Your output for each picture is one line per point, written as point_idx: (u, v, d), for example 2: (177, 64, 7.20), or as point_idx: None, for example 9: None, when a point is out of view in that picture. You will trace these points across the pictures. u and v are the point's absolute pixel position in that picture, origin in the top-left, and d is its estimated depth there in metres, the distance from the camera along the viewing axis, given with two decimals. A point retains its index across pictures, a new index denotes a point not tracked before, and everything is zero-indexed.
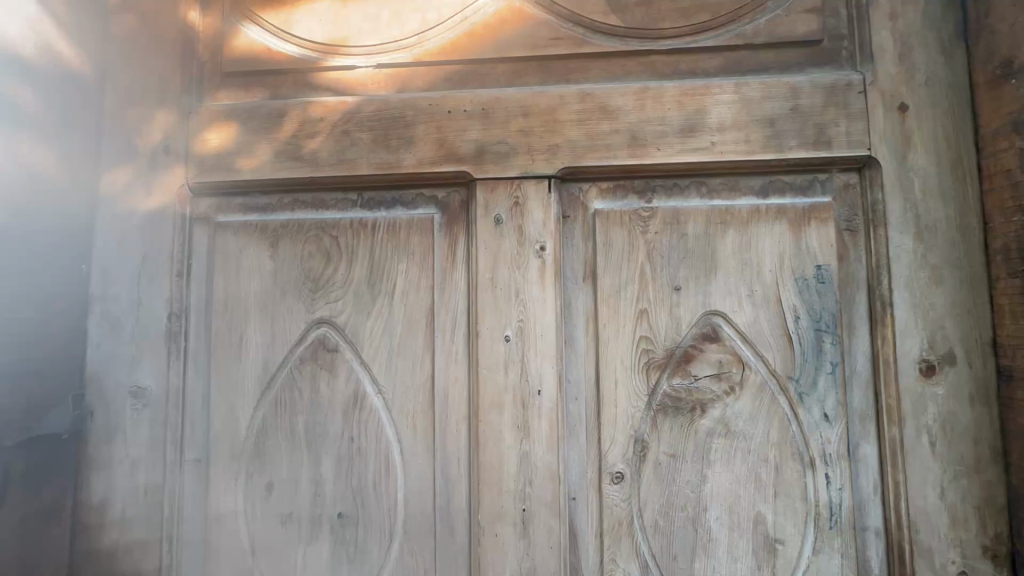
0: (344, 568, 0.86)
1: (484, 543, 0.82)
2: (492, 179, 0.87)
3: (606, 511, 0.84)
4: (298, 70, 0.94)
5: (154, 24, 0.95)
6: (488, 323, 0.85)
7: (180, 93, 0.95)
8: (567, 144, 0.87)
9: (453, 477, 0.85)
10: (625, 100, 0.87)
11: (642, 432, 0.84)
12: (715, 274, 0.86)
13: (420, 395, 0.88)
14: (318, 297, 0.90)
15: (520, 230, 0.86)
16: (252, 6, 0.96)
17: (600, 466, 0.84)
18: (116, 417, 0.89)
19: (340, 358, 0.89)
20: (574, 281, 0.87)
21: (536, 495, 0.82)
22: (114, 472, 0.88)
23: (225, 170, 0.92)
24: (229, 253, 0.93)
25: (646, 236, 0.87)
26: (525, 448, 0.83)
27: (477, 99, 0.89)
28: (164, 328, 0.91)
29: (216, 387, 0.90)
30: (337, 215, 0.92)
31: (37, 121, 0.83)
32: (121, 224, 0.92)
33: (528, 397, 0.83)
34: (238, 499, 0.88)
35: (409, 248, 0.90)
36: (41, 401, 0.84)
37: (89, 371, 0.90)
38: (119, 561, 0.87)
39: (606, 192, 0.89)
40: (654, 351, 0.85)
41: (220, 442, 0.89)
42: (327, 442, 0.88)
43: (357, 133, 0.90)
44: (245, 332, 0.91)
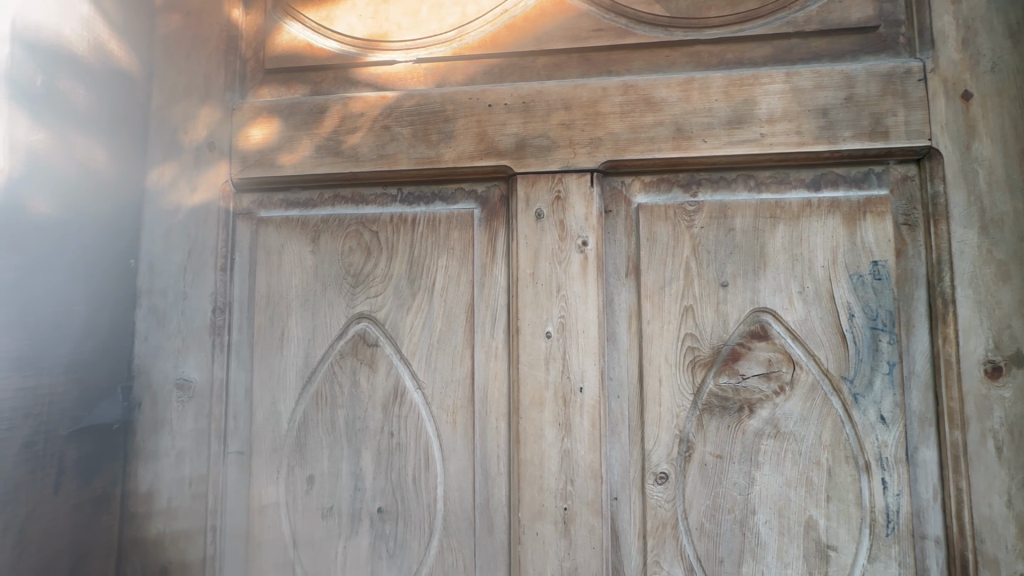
0: (383, 563, 0.86)
1: (525, 541, 0.81)
2: (533, 173, 0.86)
3: (649, 511, 0.82)
4: (339, 66, 0.94)
5: (199, 23, 0.97)
6: (529, 319, 0.84)
7: (224, 90, 0.96)
8: (610, 137, 0.85)
9: (493, 474, 0.85)
10: (670, 91, 0.85)
11: (687, 431, 0.82)
12: (763, 270, 0.83)
13: (460, 390, 0.87)
14: (359, 292, 0.91)
15: (561, 225, 0.85)
16: (294, 3, 0.97)
17: (644, 465, 0.82)
18: (162, 408, 0.91)
19: (379, 353, 0.89)
20: (616, 277, 0.86)
21: (577, 494, 0.81)
22: (161, 462, 0.90)
23: (267, 166, 0.93)
24: (271, 248, 0.94)
25: (691, 231, 0.85)
26: (566, 445, 0.81)
27: (518, 92, 0.88)
28: (209, 321, 0.92)
29: (258, 380, 0.91)
30: (377, 210, 0.93)
31: (90, 118, 0.86)
32: (167, 220, 0.94)
33: (569, 394, 0.82)
34: (280, 491, 0.89)
35: (449, 242, 0.90)
36: (93, 392, 0.86)
37: (138, 363, 0.92)
38: (166, 550, 0.89)
39: (649, 186, 0.87)
40: (699, 349, 0.83)
41: (261, 435, 0.90)
42: (367, 436, 0.88)
43: (397, 128, 0.90)
44: (287, 326, 0.92)
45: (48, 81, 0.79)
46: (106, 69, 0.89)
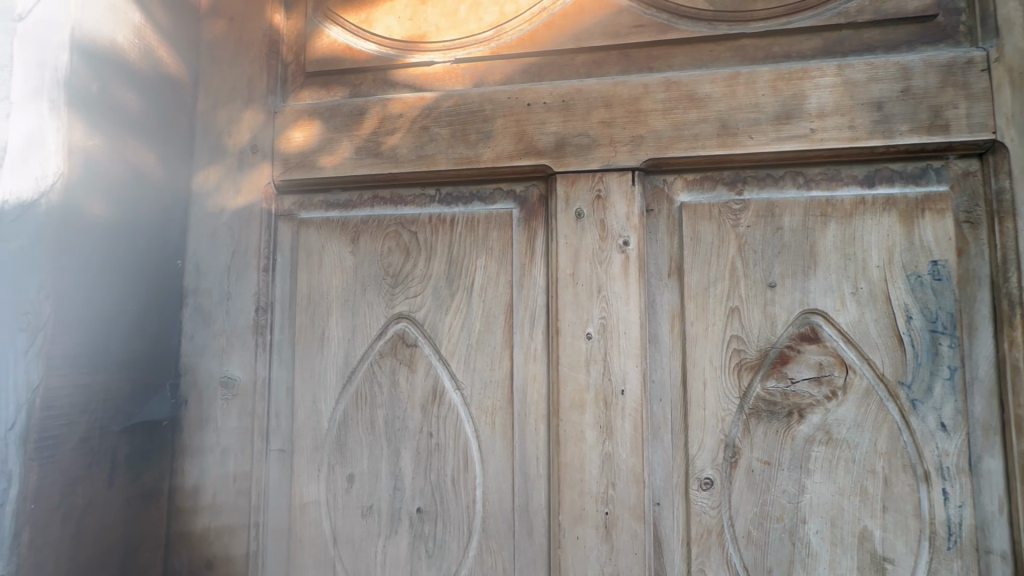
0: (422, 563, 0.86)
1: (565, 545, 0.80)
2: (573, 173, 0.85)
3: (694, 518, 0.80)
4: (378, 68, 0.95)
5: (242, 28, 0.99)
6: (569, 320, 0.83)
7: (266, 94, 0.98)
8: (651, 134, 0.83)
9: (533, 476, 0.84)
10: (714, 86, 0.83)
11: (733, 436, 0.80)
12: (813, 270, 0.80)
13: (499, 391, 0.86)
14: (398, 292, 0.91)
15: (602, 224, 0.84)
16: (334, 7, 0.98)
17: (688, 470, 0.80)
18: (208, 405, 0.93)
19: (418, 353, 0.90)
20: (658, 278, 0.84)
21: (619, 498, 0.79)
22: (206, 459, 0.92)
23: (308, 168, 0.94)
24: (312, 249, 0.95)
25: (736, 230, 0.83)
26: (608, 449, 0.80)
27: (557, 90, 0.87)
28: (252, 321, 0.94)
29: (300, 380, 0.93)
30: (416, 211, 0.93)
31: (140, 123, 0.88)
32: (212, 221, 0.97)
33: (611, 397, 0.81)
34: (321, 489, 0.90)
35: (488, 242, 0.89)
36: (144, 388, 0.88)
37: (184, 361, 0.95)
38: (211, 545, 0.91)
39: (693, 184, 0.85)
40: (746, 351, 0.81)
41: (303, 433, 0.92)
42: (406, 436, 0.88)
43: (435, 128, 0.90)
44: (328, 326, 0.93)
45: (103, 88, 0.82)
46: (155, 75, 0.91)
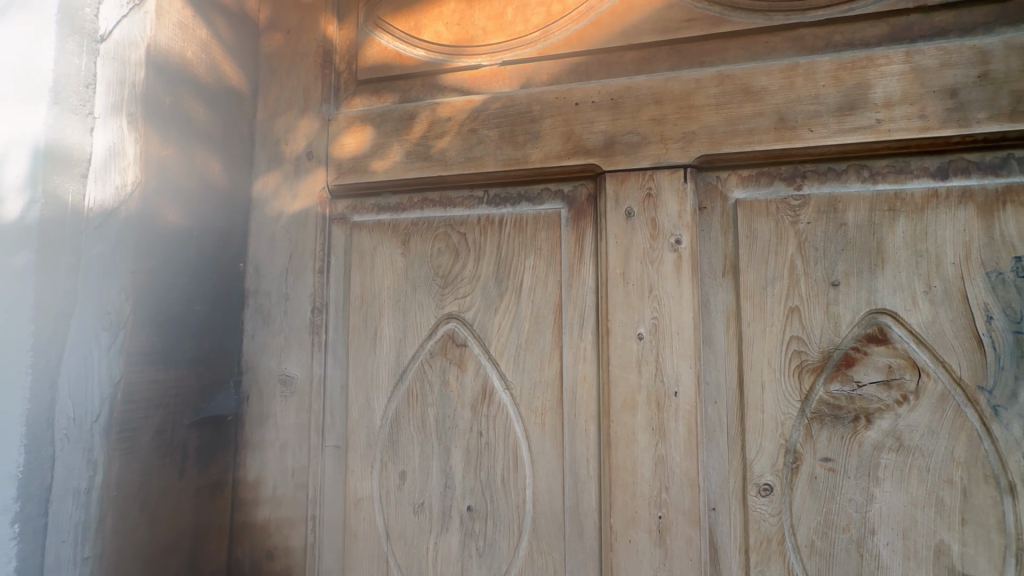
0: (473, 561, 0.87)
1: (617, 548, 0.79)
2: (622, 171, 0.84)
3: (752, 525, 0.77)
4: (427, 74, 0.97)
5: (298, 41, 1.03)
6: (620, 320, 0.82)
7: (321, 102, 1.01)
8: (705, 130, 0.81)
9: (583, 478, 0.83)
10: (771, 79, 0.80)
11: (794, 441, 0.77)
12: (880, 268, 0.76)
13: (549, 391, 0.86)
14: (448, 292, 0.93)
15: (653, 223, 0.82)
16: (385, 16, 1.01)
17: (746, 476, 0.78)
18: (268, 401, 0.97)
19: (467, 353, 0.91)
20: (712, 277, 0.82)
21: (673, 502, 0.78)
22: (268, 452, 0.96)
23: (361, 172, 0.97)
24: (364, 251, 0.98)
25: (796, 226, 0.80)
26: (661, 451, 0.78)
27: (606, 89, 0.86)
28: (309, 321, 0.97)
29: (354, 378, 0.96)
30: (465, 212, 0.94)
31: (207, 134, 0.94)
32: (271, 225, 1.01)
33: (663, 398, 0.79)
34: (374, 484, 0.93)
35: (536, 243, 0.90)
36: (212, 384, 0.93)
37: (246, 358, 0.99)
38: (272, 535, 0.95)
39: (748, 180, 0.82)
40: (807, 353, 0.78)
41: (357, 430, 0.94)
42: (456, 435, 0.89)
43: (483, 130, 0.91)
44: (380, 326, 0.95)
45: (176, 101, 0.88)
46: (221, 88, 0.97)
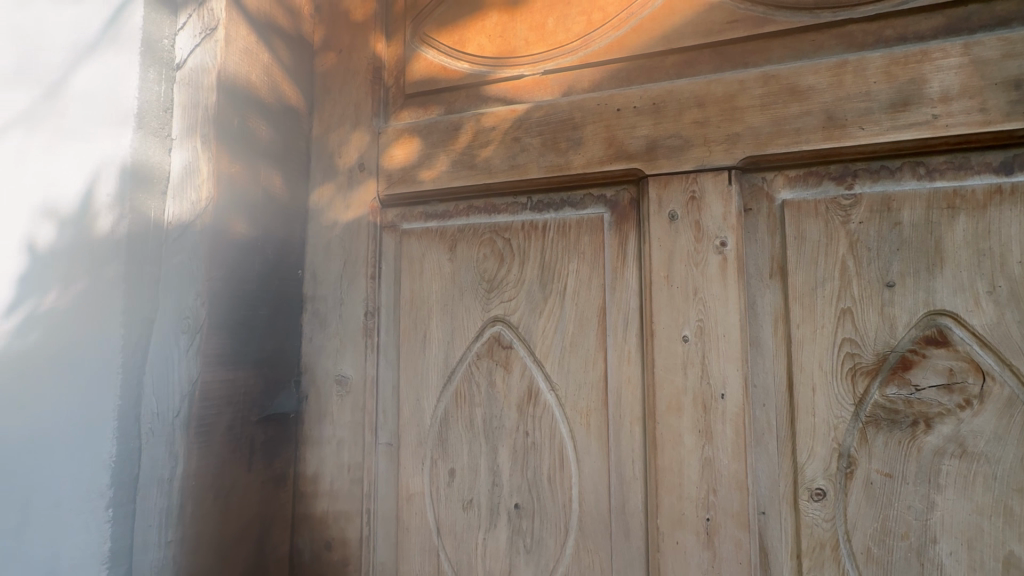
0: (521, 557, 0.89)
1: (664, 549, 0.79)
2: (665, 175, 0.85)
3: (804, 530, 0.76)
4: (471, 86, 1.01)
5: (350, 59, 1.09)
6: (664, 322, 0.83)
7: (371, 116, 1.07)
8: (749, 131, 0.81)
9: (629, 478, 0.84)
10: (819, 77, 0.79)
11: (847, 445, 0.75)
12: (939, 267, 0.74)
13: (594, 392, 0.88)
14: (493, 296, 0.96)
15: (697, 225, 0.83)
16: (430, 32, 1.05)
17: (797, 480, 0.77)
18: (325, 400, 1.03)
19: (513, 355, 0.93)
20: (759, 279, 0.81)
21: (721, 504, 0.78)
22: (325, 448, 1.02)
23: (409, 182, 1.02)
24: (413, 257, 1.02)
25: (847, 226, 0.78)
26: (707, 453, 0.79)
27: (647, 94, 0.87)
28: (362, 324, 1.03)
29: (404, 379, 1.00)
30: (509, 218, 0.97)
31: (269, 150, 1.01)
32: (327, 233, 1.07)
33: (709, 400, 0.79)
34: (425, 481, 0.96)
35: (580, 247, 0.91)
36: (275, 384, 1.00)
37: (305, 360, 1.06)
38: (330, 527, 1.00)
39: (795, 181, 0.81)
40: (860, 355, 0.76)
41: (408, 428, 0.98)
42: (503, 434, 0.92)
43: (526, 138, 0.94)
44: (429, 329, 0.99)
45: (243, 122, 0.95)
46: (281, 106, 1.04)
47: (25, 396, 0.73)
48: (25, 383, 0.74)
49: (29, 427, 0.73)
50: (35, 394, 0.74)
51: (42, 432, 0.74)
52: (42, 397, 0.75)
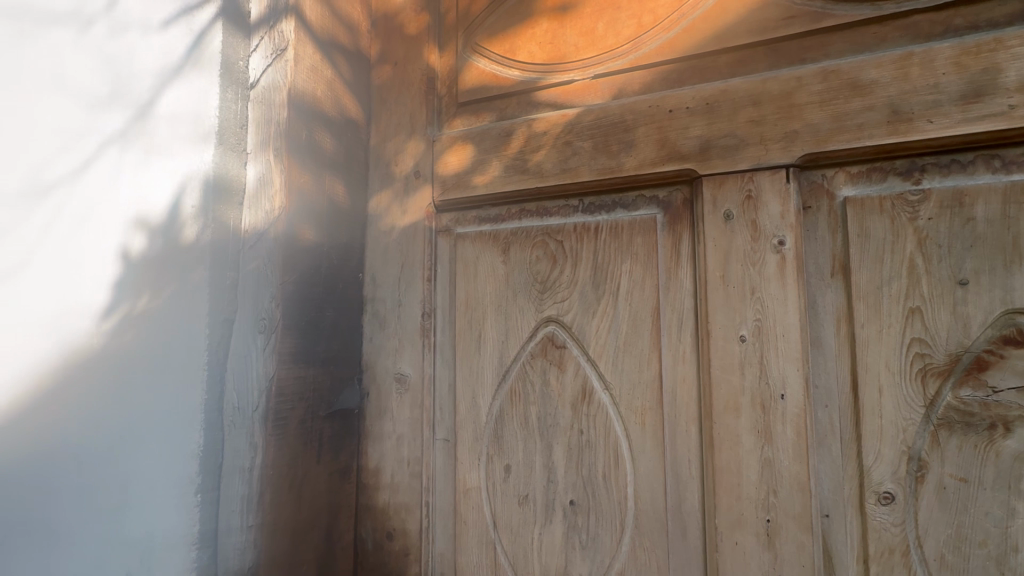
0: (577, 553, 0.91)
1: (723, 549, 0.79)
2: (720, 175, 0.85)
3: (872, 534, 0.74)
4: (522, 92, 1.04)
5: (405, 71, 1.14)
6: (721, 322, 0.83)
7: (425, 125, 1.11)
8: (808, 128, 0.80)
9: (685, 478, 0.84)
10: (882, 71, 0.77)
11: (917, 448, 0.73)
12: (1017, 264, 0.71)
13: (649, 392, 0.88)
14: (547, 297, 0.98)
15: (754, 225, 0.82)
16: (481, 41, 1.09)
17: (863, 483, 0.75)
18: (385, 397, 1.08)
19: (567, 354, 0.95)
20: (819, 278, 0.80)
21: (782, 506, 0.77)
22: (386, 443, 1.07)
23: (463, 187, 1.06)
24: (468, 260, 1.06)
25: (914, 223, 0.76)
26: (767, 454, 0.78)
27: (700, 94, 0.87)
28: (419, 324, 1.07)
29: (460, 377, 1.04)
30: (561, 221, 0.99)
31: (333, 160, 1.07)
32: (385, 238, 1.12)
33: (769, 401, 0.79)
34: (481, 476, 1.00)
35: (632, 248, 0.92)
36: (340, 381, 1.06)
37: (366, 358, 1.11)
38: (391, 518, 1.05)
39: (858, 177, 0.79)
40: (931, 356, 0.74)
41: (464, 425, 1.02)
42: (558, 432, 0.94)
43: (578, 142, 0.96)
44: (484, 329, 1.02)
45: (311, 135, 1.01)
46: (343, 119, 1.10)
47: (128, 390, 0.81)
48: (128, 378, 0.81)
49: (131, 418, 0.81)
50: (136, 388, 0.82)
51: (142, 423, 0.82)
52: (143, 391, 0.82)
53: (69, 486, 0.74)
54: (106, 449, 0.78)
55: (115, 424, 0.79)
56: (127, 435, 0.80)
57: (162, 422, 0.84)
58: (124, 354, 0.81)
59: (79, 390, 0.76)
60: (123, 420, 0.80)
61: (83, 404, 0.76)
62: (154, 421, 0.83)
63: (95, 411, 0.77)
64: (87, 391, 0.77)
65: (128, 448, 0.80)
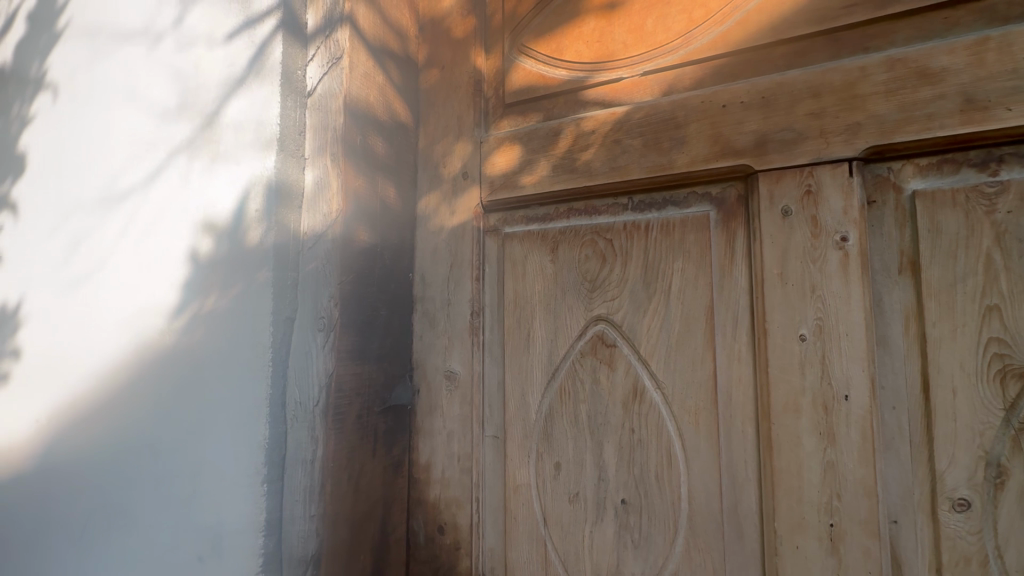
0: (629, 552, 0.91)
1: (782, 553, 0.77)
2: (777, 170, 0.83)
3: (945, 543, 0.71)
4: (569, 91, 1.04)
5: (452, 74, 1.17)
6: (779, 321, 0.81)
7: (473, 127, 1.13)
8: (873, 120, 0.77)
9: (741, 479, 0.83)
10: (954, 58, 0.73)
11: (996, 454, 0.70)
12: None
13: (702, 392, 0.87)
14: (596, 296, 0.98)
15: (814, 221, 0.80)
16: (528, 42, 1.10)
17: (936, 489, 0.72)
18: (435, 394, 1.11)
19: (617, 353, 0.95)
20: (885, 275, 0.77)
21: (847, 510, 0.74)
22: (436, 439, 1.10)
23: (511, 187, 1.07)
24: (516, 260, 1.07)
25: (991, 217, 0.72)
26: (830, 456, 0.76)
27: (756, 88, 0.85)
28: (468, 323, 1.09)
29: (509, 375, 1.05)
30: (610, 219, 0.99)
31: (385, 163, 1.10)
32: (434, 239, 1.15)
33: (831, 402, 0.76)
34: (531, 473, 1.01)
35: (685, 246, 0.91)
36: (393, 376, 1.09)
37: (415, 356, 1.14)
38: (442, 513, 1.07)
39: (928, 170, 0.76)
40: (1011, 356, 0.70)
41: (513, 422, 1.03)
42: (609, 431, 0.94)
43: (627, 140, 0.95)
44: (533, 329, 1.03)
45: (365, 140, 1.05)
46: (394, 123, 1.13)
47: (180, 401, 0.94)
48: (179, 391, 0.94)
49: (169, 435, 0.94)
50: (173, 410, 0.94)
51: (178, 440, 0.93)
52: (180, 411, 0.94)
53: (132, 495, 0.94)
54: (149, 460, 0.94)
55: (154, 440, 0.94)
56: (167, 451, 0.93)
57: (204, 433, 0.93)
58: (163, 379, 0.95)
59: (123, 408, 0.98)
60: (159, 437, 0.94)
61: (127, 419, 0.96)
62: (194, 434, 0.93)
63: (138, 427, 0.96)
64: (130, 409, 0.97)
65: (168, 463, 0.93)
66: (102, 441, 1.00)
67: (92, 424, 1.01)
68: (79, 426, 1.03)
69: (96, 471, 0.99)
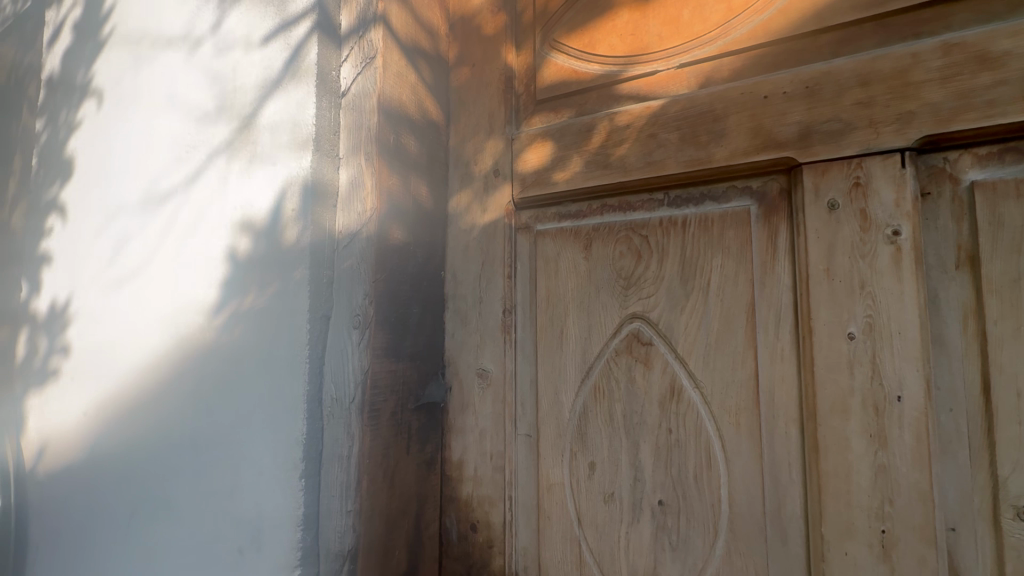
0: (666, 554, 0.89)
1: (830, 559, 0.75)
2: (823, 162, 0.80)
3: (1009, 553, 0.67)
4: (602, 86, 1.02)
5: (482, 72, 1.17)
6: (825, 319, 0.78)
7: (504, 124, 1.13)
8: (927, 108, 0.73)
9: (785, 482, 0.80)
10: (1016, 40, 0.69)
11: None
12: None
13: (743, 391, 0.85)
14: (631, 293, 0.96)
15: (863, 214, 0.77)
16: (559, 37, 1.09)
17: (999, 496, 0.68)
18: (467, 391, 1.11)
19: (653, 352, 0.93)
20: (941, 270, 0.73)
21: (900, 516, 0.71)
22: (469, 436, 1.10)
23: (543, 184, 1.06)
24: (548, 257, 1.06)
25: None
26: (881, 459, 0.73)
27: (799, 78, 0.83)
28: (500, 321, 1.09)
29: (542, 373, 1.04)
30: (645, 215, 0.97)
31: (418, 162, 1.10)
32: (465, 237, 1.15)
33: (883, 403, 0.73)
34: (565, 472, 1.00)
35: (724, 241, 0.89)
36: (426, 373, 1.09)
37: (448, 354, 1.14)
38: (475, 511, 1.07)
39: (987, 159, 0.72)
40: None
41: (546, 420, 1.03)
42: (645, 431, 0.93)
43: (663, 134, 0.93)
44: (565, 327, 1.02)
45: (398, 139, 1.05)
46: (426, 122, 1.14)
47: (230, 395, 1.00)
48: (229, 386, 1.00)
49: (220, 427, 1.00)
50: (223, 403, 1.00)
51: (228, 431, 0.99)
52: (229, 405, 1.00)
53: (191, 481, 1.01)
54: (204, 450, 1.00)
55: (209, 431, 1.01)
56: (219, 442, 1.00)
57: (249, 426, 0.98)
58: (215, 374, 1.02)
59: (170, 402, 1.07)
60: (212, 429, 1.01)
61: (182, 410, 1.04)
62: (241, 426, 0.99)
63: (184, 420, 1.05)
64: (178, 403, 1.06)
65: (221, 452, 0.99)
66: (154, 432, 1.09)
67: (143, 416, 1.10)
68: (132, 417, 1.12)
69: (150, 461, 1.08)
